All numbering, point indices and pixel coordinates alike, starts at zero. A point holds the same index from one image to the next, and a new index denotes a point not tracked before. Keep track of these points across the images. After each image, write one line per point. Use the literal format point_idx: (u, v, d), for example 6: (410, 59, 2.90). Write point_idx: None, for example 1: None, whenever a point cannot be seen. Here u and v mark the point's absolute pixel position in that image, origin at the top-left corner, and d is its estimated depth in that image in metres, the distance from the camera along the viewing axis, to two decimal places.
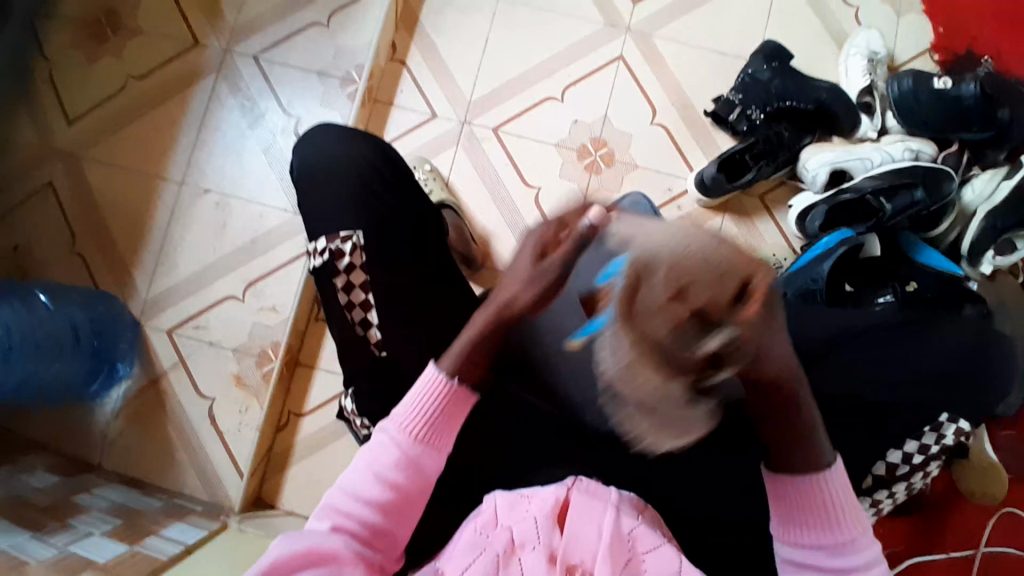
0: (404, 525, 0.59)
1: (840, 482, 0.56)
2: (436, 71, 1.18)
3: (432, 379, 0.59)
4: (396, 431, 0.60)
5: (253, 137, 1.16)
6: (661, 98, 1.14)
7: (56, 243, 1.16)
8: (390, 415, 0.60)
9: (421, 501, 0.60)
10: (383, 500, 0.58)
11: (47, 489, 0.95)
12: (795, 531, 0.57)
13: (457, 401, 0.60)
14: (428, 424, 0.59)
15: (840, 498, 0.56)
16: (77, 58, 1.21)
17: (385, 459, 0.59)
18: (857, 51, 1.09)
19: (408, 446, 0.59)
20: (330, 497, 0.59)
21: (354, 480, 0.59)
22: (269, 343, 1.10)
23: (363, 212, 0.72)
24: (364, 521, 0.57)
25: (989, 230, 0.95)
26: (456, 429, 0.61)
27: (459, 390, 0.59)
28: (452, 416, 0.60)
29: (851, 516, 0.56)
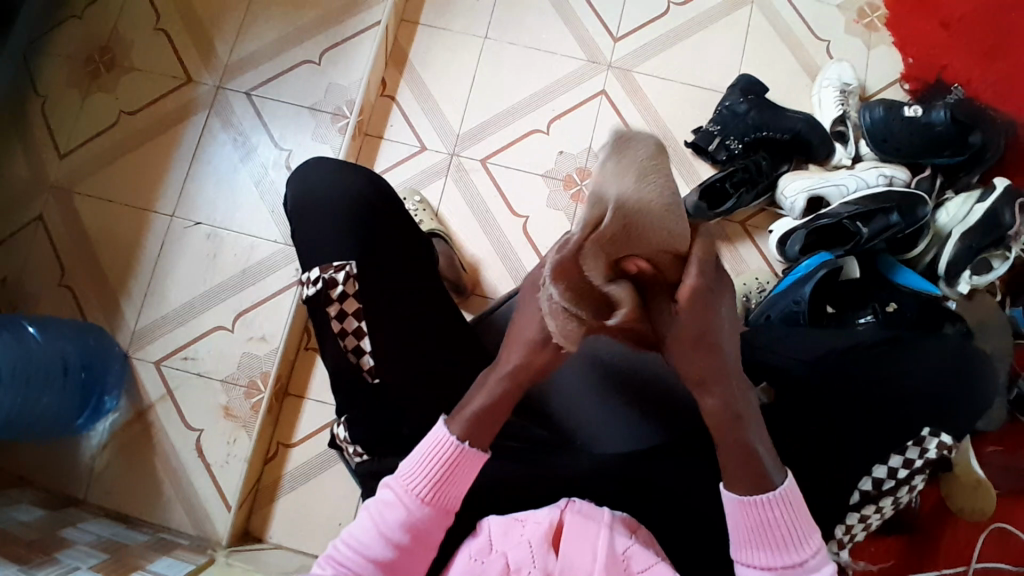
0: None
1: (793, 503, 0.58)
2: (425, 106, 1.21)
3: (439, 438, 0.60)
4: (404, 490, 0.59)
5: (245, 170, 1.19)
6: (643, 129, 1.18)
7: (44, 276, 1.16)
8: (398, 473, 0.60)
9: (426, 559, 0.59)
10: (387, 556, 0.57)
11: (31, 523, 0.93)
12: (752, 551, 0.58)
13: (467, 466, 0.60)
14: (437, 488, 0.59)
15: (795, 519, 0.58)
16: (72, 95, 1.23)
17: (392, 517, 0.58)
18: (829, 83, 1.14)
19: (415, 508, 0.58)
20: (331, 548, 0.59)
21: (357, 532, 0.58)
22: (259, 374, 1.10)
23: (355, 240, 0.74)
24: (363, 575, 0.57)
25: (966, 250, 0.98)
26: (465, 489, 0.60)
27: (468, 450, 0.60)
28: (461, 482, 0.60)
29: (803, 535, 0.58)
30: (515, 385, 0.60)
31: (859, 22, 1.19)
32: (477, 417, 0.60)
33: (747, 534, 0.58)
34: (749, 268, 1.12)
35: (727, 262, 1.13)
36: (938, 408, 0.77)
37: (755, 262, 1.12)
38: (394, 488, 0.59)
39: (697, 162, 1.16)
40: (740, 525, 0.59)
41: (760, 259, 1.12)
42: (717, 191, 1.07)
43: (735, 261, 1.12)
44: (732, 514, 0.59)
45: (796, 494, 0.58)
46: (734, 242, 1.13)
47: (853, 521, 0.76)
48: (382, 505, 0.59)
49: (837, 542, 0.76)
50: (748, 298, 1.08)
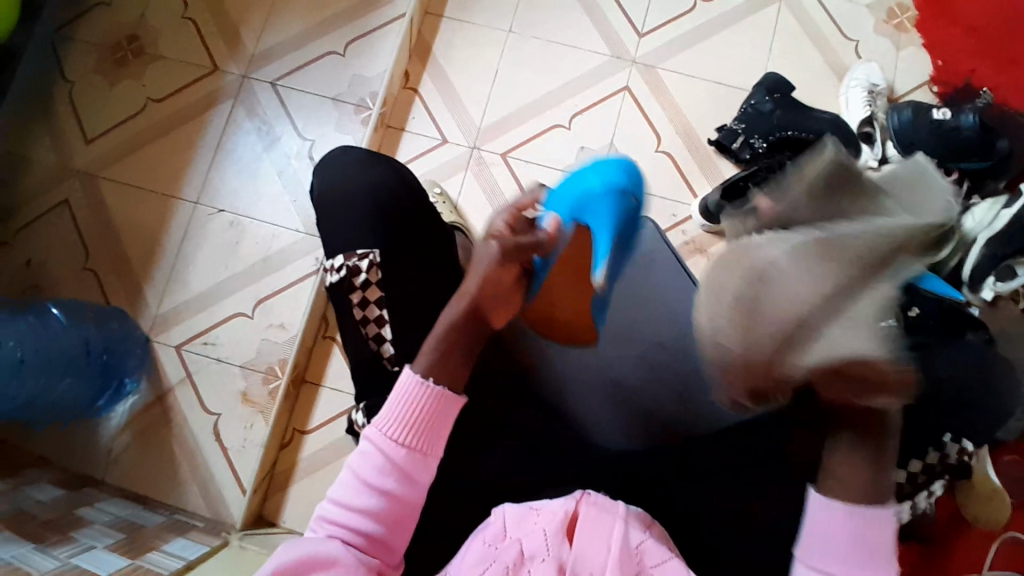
0: (403, 533, 0.59)
1: (888, 527, 0.59)
2: (448, 99, 1.21)
3: (408, 383, 0.60)
4: (381, 437, 0.59)
5: (267, 159, 1.20)
6: (666, 126, 1.17)
7: (70, 259, 1.18)
8: (372, 422, 0.60)
9: (414, 510, 0.59)
10: (377, 510, 0.57)
11: (51, 502, 0.95)
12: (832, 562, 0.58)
13: (441, 408, 0.60)
14: (414, 430, 0.59)
15: (882, 541, 0.58)
16: (100, 82, 1.25)
17: (373, 466, 0.59)
18: (857, 84, 1.13)
19: (393, 453, 0.59)
20: (322, 508, 0.59)
21: (342, 488, 0.59)
22: (277, 361, 1.11)
23: (377, 228, 0.74)
24: (356, 529, 0.57)
25: (991, 257, 0.97)
26: (443, 433, 0.61)
27: (438, 391, 0.60)
28: (439, 420, 0.60)
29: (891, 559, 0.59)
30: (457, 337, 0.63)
31: (890, 22, 1.17)
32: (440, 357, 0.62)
33: (834, 542, 0.59)
34: None
35: None
36: (958, 415, 0.76)
37: None
38: (371, 437, 0.60)
39: (719, 161, 1.15)
40: (833, 531, 0.59)
41: None
42: None
43: None
44: (828, 521, 0.59)
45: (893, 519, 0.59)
46: None
47: None
48: (361, 456, 0.59)
49: None
50: None
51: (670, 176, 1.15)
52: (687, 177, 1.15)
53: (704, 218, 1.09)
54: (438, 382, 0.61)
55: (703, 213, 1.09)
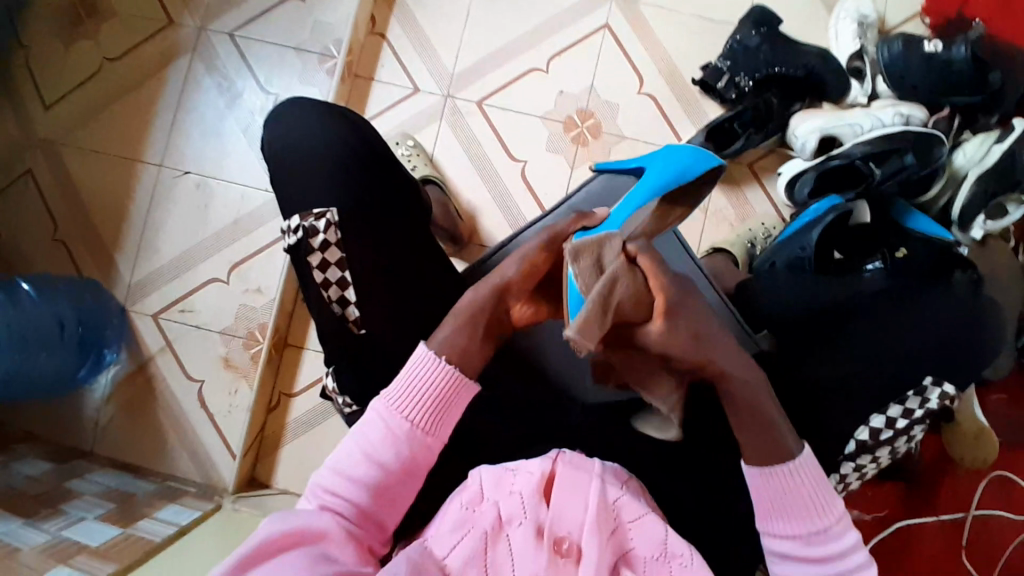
0: (394, 509, 0.58)
1: (808, 473, 0.58)
2: (418, 45, 1.15)
3: (423, 358, 0.59)
4: (389, 410, 0.59)
5: (231, 116, 1.14)
6: (647, 67, 1.12)
7: (37, 231, 1.15)
8: (382, 396, 0.59)
9: (410, 486, 0.58)
10: (374, 481, 0.57)
11: (39, 476, 0.95)
12: (775, 521, 0.59)
13: (455, 391, 0.59)
14: (426, 411, 0.59)
15: (804, 489, 0.58)
16: (49, 42, 1.18)
17: (377, 438, 0.58)
18: (846, 15, 1.07)
19: (399, 427, 0.58)
20: (319, 476, 0.58)
21: (344, 459, 0.58)
22: (256, 326, 1.09)
23: (338, 191, 0.71)
24: (352, 501, 0.56)
25: (980, 195, 0.94)
26: (453, 418, 0.60)
27: (456, 376, 0.59)
28: (452, 403, 0.60)
29: (825, 502, 0.58)
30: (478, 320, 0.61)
31: None
32: (453, 343, 0.60)
33: (771, 503, 0.59)
34: (755, 212, 1.09)
35: (733, 205, 1.09)
36: (939, 352, 0.75)
37: (762, 207, 1.08)
38: (380, 410, 0.59)
39: (703, 101, 1.10)
40: (760, 494, 0.59)
41: (766, 203, 1.09)
42: (723, 132, 1.04)
43: (741, 205, 1.09)
44: (752, 486, 0.60)
45: (815, 464, 0.59)
46: (741, 185, 1.09)
47: (848, 471, 0.75)
48: (366, 426, 0.59)
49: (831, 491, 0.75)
50: (753, 244, 1.04)
51: (653, 120, 1.11)
52: (670, 120, 1.10)
53: None
54: (455, 364, 0.60)
55: None
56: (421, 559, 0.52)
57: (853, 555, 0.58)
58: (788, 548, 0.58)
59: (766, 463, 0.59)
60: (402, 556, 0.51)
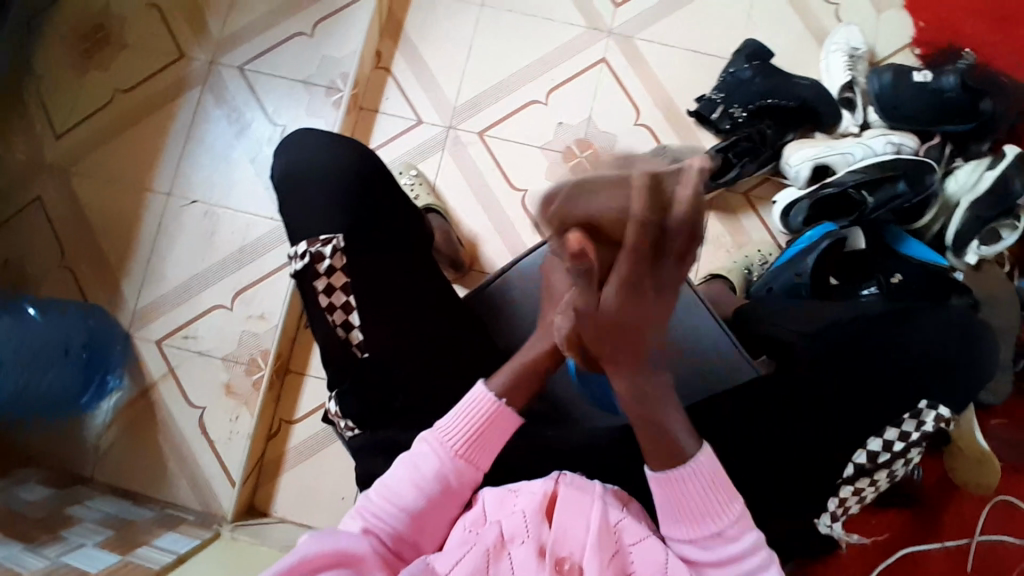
0: (434, 540, 0.59)
1: (707, 474, 0.56)
2: (422, 79, 1.19)
3: (479, 396, 0.62)
4: (440, 443, 0.60)
5: (239, 147, 1.17)
6: (645, 99, 1.15)
7: (44, 257, 1.16)
8: (434, 429, 0.61)
9: (450, 517, 0.59)
10: (419, 508, 0.58)
11: (38, 502, 0.95)
12: (676, 522, 0.57)
13: (501, 423, 0.62)
14: (474, 443, 0.61)
15: (702, 489, 0.56)
16: (64, 75, 1.22)
17: (427, 468, 0.59)
18: (837, 48, 1.11)
19: (449, 459, 0.59)
20: (362, 500, 0.59)
21: (390, 485, 0.59)
22: (260, 351, 1.10)
23: (343, 218, 0.72)
24: (393, 526, 0.57)
25: (975, 220, 0.96)
26: (495, 450, 0.62)
27: (504, 409, 0.62)
28: (496, 436, 0.62)
29: (718, 504, 0.56)
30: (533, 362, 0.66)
31: None
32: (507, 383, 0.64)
33: (670, 505, 0.57)
34: (752, 239, 1.10)
35: (730, 232, 1.11)
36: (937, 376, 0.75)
37: (759, 234, 1.10)
38: (432, 443, 0.60)
39: (700, 131, 1.13)
40: (658, 497, 0.57)
41: (763, 230, 1.10)
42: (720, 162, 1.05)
43: (738, 232, 1.11)
44: (653, 489, 0.58)
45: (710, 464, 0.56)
46: (738, 213, 1.11)
47: (846, 495, 0.75)
48: (417, 457, 0.60)
49: (830, 514, 0.74)
50: (751, 271, 1.06)
51: (650, 149, 1.13)
52: (668, 149, 1.13)
53: None
54: (502, 397, 0.63)
55: None
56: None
57: (751, 559, 0.56)
58: (690, 549, 0.56)
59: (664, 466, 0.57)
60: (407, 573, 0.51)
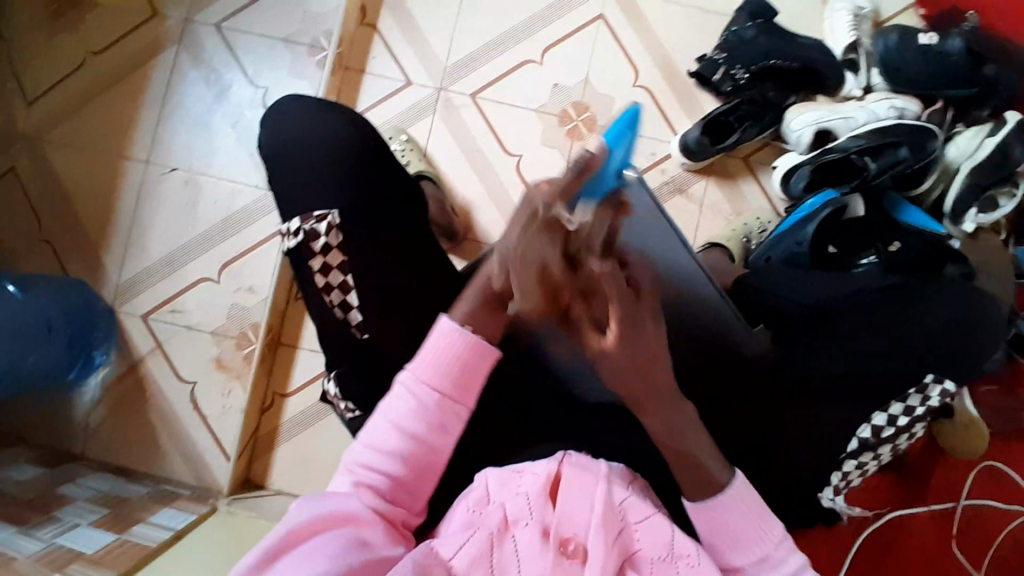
0: (429, 478, 0.59)
1: (744, 499, 0.58)
2: (410, 37, 1.13)
3: (446, 331, 0.59)
4: (414, 382, 0.59)
5: (219, 111, 1.12)
6: (644, 59, 1.11)
7: (20, 229, 1.12)
8: (409, 367, 0.59)
9: (440, 455, 0.59)
10: (407, 451, 0.57)
11: (28, 482, 0.94)
12: (725, 550, 0.58)
13: (478, 358, 0.59)
14: (451, 378, 0.59)
15: (742, 517, 0.58)
16: (29, 35, 1.15)
17: (406, 410, 0.58)
18: (841, 7, 1.07)
19: (426, 397, 0.58)
20: (353, 452, 0.59)
21: (374, 432, 0.58)
22: (250, 324, 1.08)
23: (338, 193, 0.70)
24: (385, 473, 0.57)
25: (974, 187, 0.95)
26: (479, 384, 0.60)
27: (477, 342, 0.59)
28: (473, 370, 0.59)
29: (760, 529, 0.58)
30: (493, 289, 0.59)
31: None
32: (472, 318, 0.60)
33: (711, 535, 0.59)
34: (751, 206, 1.08)
35: (729, 200, 1.09)
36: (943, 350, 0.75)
37: (758, 201, 1.08)
38: (407, 383, 0.59)
39: (698, 94, 1.10)
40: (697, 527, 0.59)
41: (762, 197, 1.08)
42: (720, 125, 1.03)
43: (737, 200, 1.08)
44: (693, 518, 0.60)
45: (747, 490, 0.58)
46: (736, 179, 1.09)
47: (849, 469, 0.74)
48: (395, 402, 0.59)
49: (833, 487, 0.73)
50: (749, 239, 1.04)
51: (649, 112, 1.10)
52: (667, 113, 1.10)
53: (684, 155, 1.05)
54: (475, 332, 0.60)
55: (682, 149, 1.05)
56: (427, 559, 0.52)
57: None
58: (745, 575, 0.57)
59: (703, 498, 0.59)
60: (409, 558, 0.51)
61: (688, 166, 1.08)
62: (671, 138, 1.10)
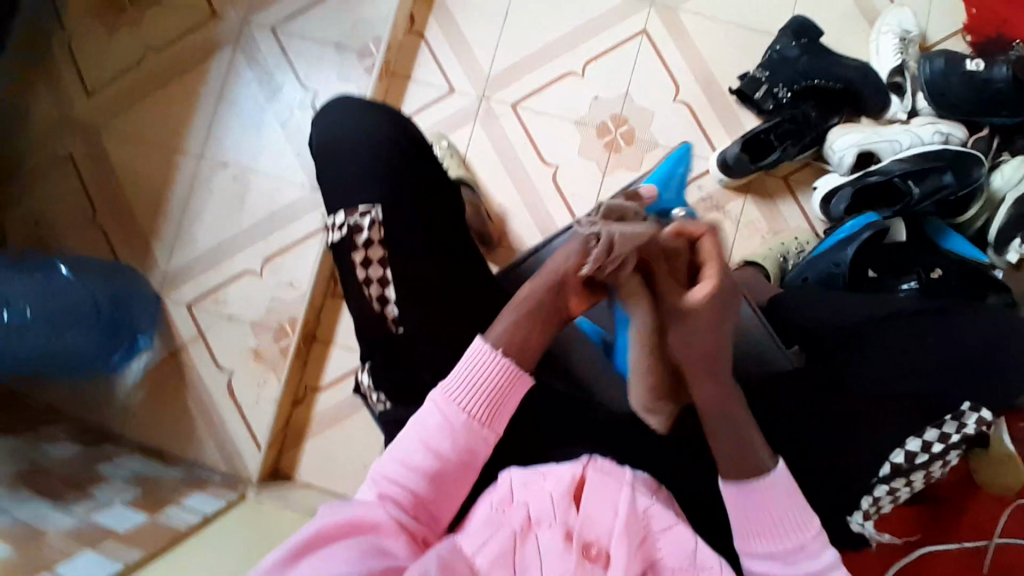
0: (453, 498, 0.59)
1: (784, 492, 0.57)
2: (456, 45, 1.16)
3: (480, 352, 0.59)
4: (446, 401, 0.59)
5: (270, 111, 1.16)
6: (686, 75, 1.11)
7: (76, 215, 1.17)
8: (441, 387, 0.60)
9: (464, 477, 0.59)
10: (432, 468, 0.58)
11: (70, 458, 0.98)
12: (753, 538, 0.58)
13: (511, 384, 0.60)
14: (483, 402, 0.59)
15: (779, 506, 0.57)
16: (95, 31, 1.20)
17: (435, 428, 0.59)
18: (888, 30, 1.06)
19: (456, 417, 0.58)
20: (380, 465, 0.59)
21: (402, 447, 0.59)
22: (287, 318, 1.11)
23: (383, 194, 0.72)
24: (410, 488, 0.57)
25: (1016, 218, 0.93)
26: (510, 409, 0.60)
27: (513, 368, 0.59)
28: (505, 395, 0.60)
29: (796, 522, 0.57)
30: (536, 309, 0.60)
31: None
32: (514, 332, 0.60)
33: (742, 519, 0.58)
34: (788, 226, 1.08)
35: (766, 219, 1.08)
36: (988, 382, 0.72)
37: (796, 221, 1.07)
38: (438, 401, 0.59)
39: (740, 112, 1.10)
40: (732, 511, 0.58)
41: (800, 217, 1.08)
42: (760, 143, 1.02)
43: (774, 219, 1.08)
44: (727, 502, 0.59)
45: (788, 482, 0.57)
46: (775, 198, 1.08)
47: (880, 494, 0.70)
48: (425, 419, 0.59)
49: (862, 513, 0.69)
50: (786, 258, 1.04)
51: (689, 128, 1.10)
52: (707, 130, 1.10)
53: (722, 172, 1.05)
54: (512, 356, 0.60)
55: (720, 166, 1.04)
56: (451, 556, 0.53)
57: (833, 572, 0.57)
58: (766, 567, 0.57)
59: (740, 479, 0.58)
60: (434, 553, 0.52)
61: (726, 183, 1.08)
62: (709, 154, 1.10)
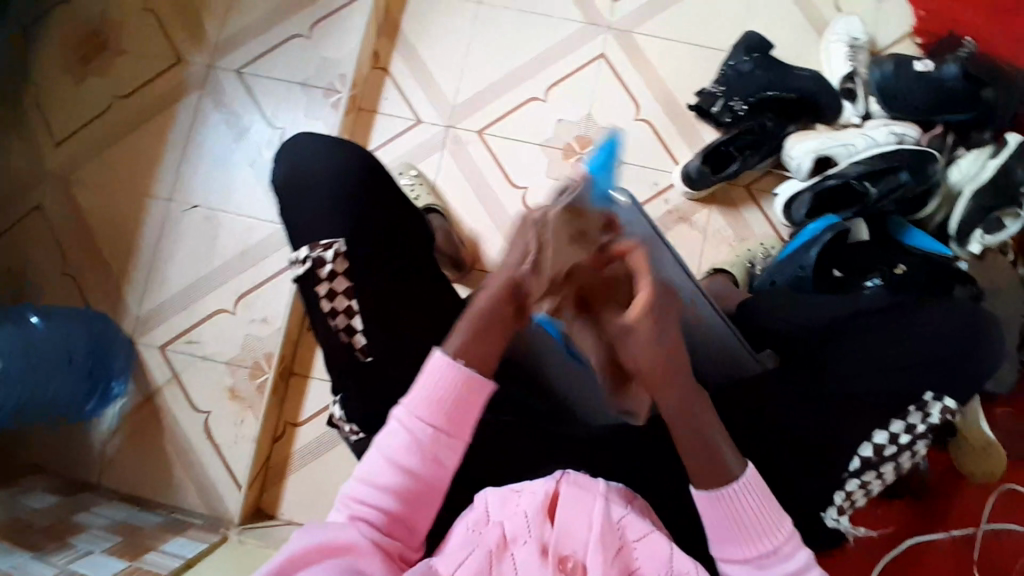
0: (424, 510, 0.58)
1: (751, 493, 0.57)
2: (420, 77, 1.18)
3: (439, 364, 0.58)
4: (408, 415, 0.58)
5: (239, 151, 1.17)
6: (645, 93, 1.14)
7: (47, 264, 1.17)
8: (403, 403, 0.59)
9: (434, 487, 0.58)
10: (401, 484, 0.57)
11: (46, 509, 0.95)
12: (727, 545, 0.58)
13: (474, 392, 0.58)
14: (445, 413, 0.58)
15: (751, 512, 0.57)
16: (63, 82, 1.22)
17: (400, 445, 0.58)
18: (837, 39, 1.10)
19: (421, 431, 0.58)
20: (349, 487, 0.59)
21: (369, 467, 0.58)
22: (262, 355, 1.10)
23: (345, 223, 0.73)
24: (380, 507, 0.57)
25: (977, 210, 0.95)
26: (475, 417, 0.59)
27: (475, 376, 0.58)
28: (469, 405, 0.59)
29: (771, 522, 0.57)
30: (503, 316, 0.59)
31: None
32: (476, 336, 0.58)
33: (715, 528, 0.58)
34: (754, 233, 1.10)
35: (732, 228, 1.10)
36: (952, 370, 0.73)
37: (761, 228, 1.09)
38: (402, 418, 0.59)
39: (700, 126, 1.13)
40: (706, 521, 0.58)
41: (765, 224, 1.10)
42: (720, 155, 1.05)
43: (740, 227, 1.10)
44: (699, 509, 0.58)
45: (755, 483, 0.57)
46: (739, 207, 1.10)
47: (854, 488, 0.71)
48: (389, 435, 0.59)
49: (837, 508, 0.71)
50: (753, 264, 1.05)
51: (650, 144, 1.13)
52: (669, 145, 1.13)
53: (687, 185, 1.07)
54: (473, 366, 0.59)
55: (684, 181, 1.07)
56: None
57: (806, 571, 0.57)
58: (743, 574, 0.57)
59: (709, 488, 0.57)
60: None
61: (691, 195, 1.10)
62: (672, 168, 1.12)
